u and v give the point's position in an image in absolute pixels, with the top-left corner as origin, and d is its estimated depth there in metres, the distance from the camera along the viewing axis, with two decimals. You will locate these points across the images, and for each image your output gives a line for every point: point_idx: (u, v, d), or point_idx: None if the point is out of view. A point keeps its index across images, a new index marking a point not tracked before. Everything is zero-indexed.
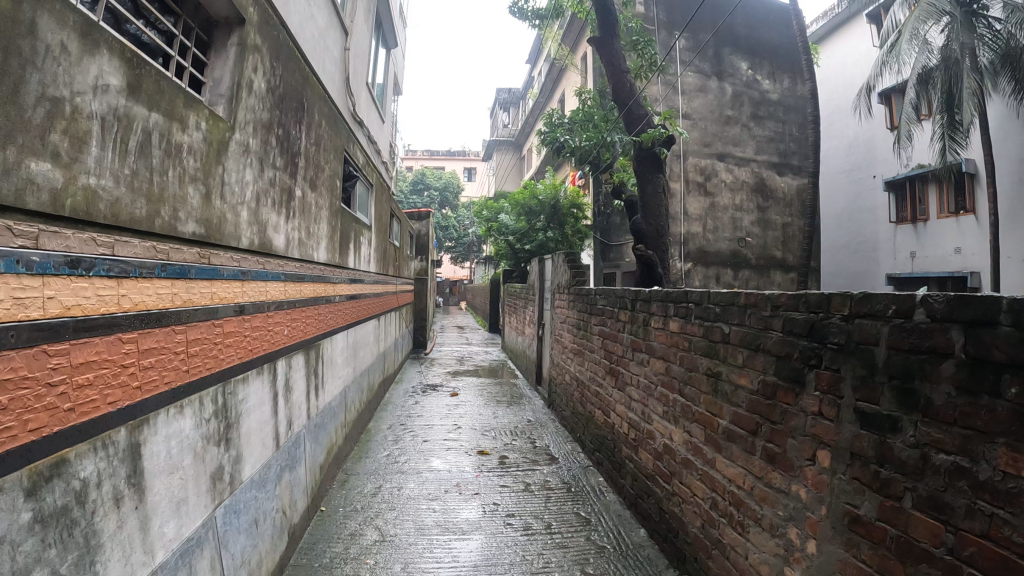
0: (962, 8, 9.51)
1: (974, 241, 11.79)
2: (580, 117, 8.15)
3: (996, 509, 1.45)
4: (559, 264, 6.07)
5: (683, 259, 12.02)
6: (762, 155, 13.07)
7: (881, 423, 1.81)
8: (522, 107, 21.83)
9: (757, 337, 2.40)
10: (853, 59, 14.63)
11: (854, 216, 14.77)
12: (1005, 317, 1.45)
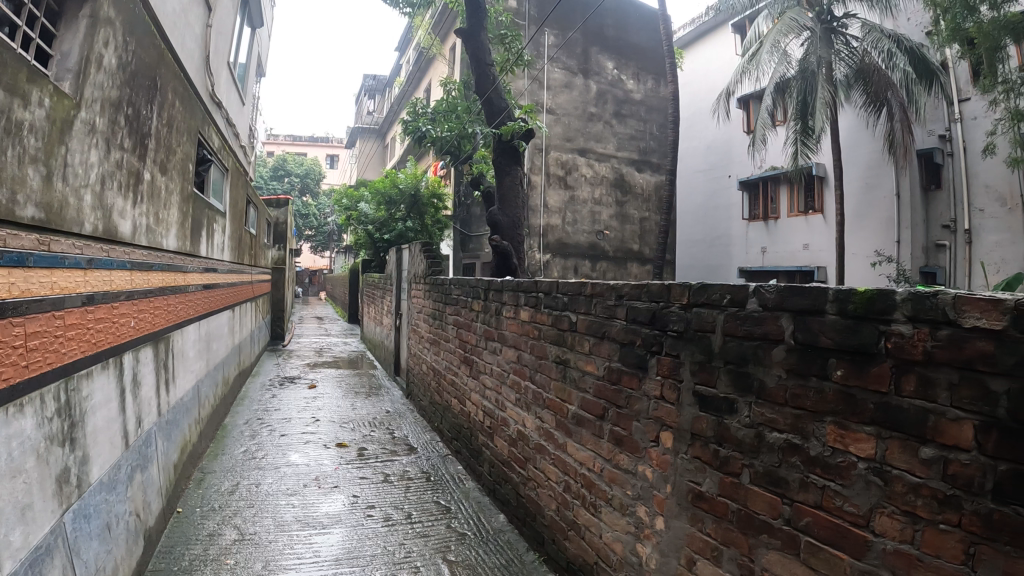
0: (823, 24, 10.09)
1: (821, 238, 12.71)
2: (443, 108, 8.06)
3: (828, 481, 1.56)
4: (416, 254, 6.00)
5: (542, 250, 12.24)
6: (622, 152, 13.51)
7: (718, 406, 1.89)
8: (388, 95, 21.47)
9: (603, 324, 2.46)
10: (716, 65, 15.36)
11: (709, 213, 15.49)
12: (830, 306, 1.55)
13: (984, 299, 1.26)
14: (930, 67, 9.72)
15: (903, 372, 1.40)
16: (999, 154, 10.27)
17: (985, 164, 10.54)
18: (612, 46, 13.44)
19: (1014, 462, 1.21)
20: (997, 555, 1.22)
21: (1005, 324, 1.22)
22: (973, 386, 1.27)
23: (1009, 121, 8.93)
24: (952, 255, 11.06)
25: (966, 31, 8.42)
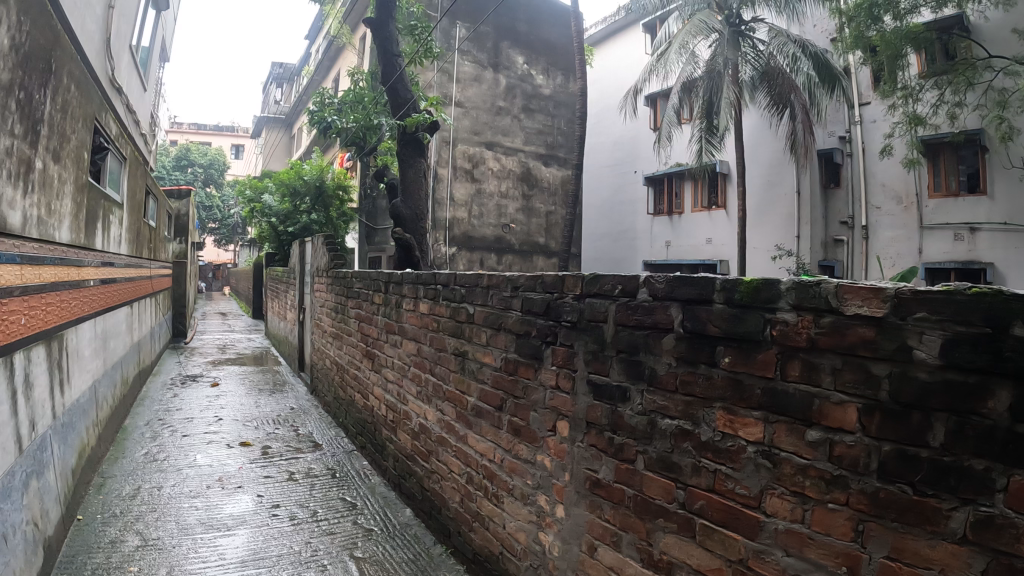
0: (730, 28, 10.31)
1: (723, 233, 13.15)
2: (350, 98, 7.89)
3: (719, 465, 1.60)
4: (319, 246, 5.87)
5: (448, 243, 12.21)
6: (530, 146, 13.60)
7: (611, 394, 1.92)
8: (296, 85, 20.95)
9: (499, 316, 2.46)
10: (625, 64, 15.66)
11: (614, 207, 15.81)
12: (717, 295, 1.60)
13: (865, 287, 1.32)
14: (833, 73, 10.14)
15: (788, 358, 1.45)
16: (897, 154, 10.87)
17: (883, 164, 11.11)
18: (524, 41, 13.50)
19: (897, 441, 1.27)
20: (884, 531, 1.28)
21: (885, 311, 1.28)
22: (856, 370, 1.33)
23: (906, 124, 9.43)
24: (849, 249, 11.64)
25: (869, 39, 8.75)
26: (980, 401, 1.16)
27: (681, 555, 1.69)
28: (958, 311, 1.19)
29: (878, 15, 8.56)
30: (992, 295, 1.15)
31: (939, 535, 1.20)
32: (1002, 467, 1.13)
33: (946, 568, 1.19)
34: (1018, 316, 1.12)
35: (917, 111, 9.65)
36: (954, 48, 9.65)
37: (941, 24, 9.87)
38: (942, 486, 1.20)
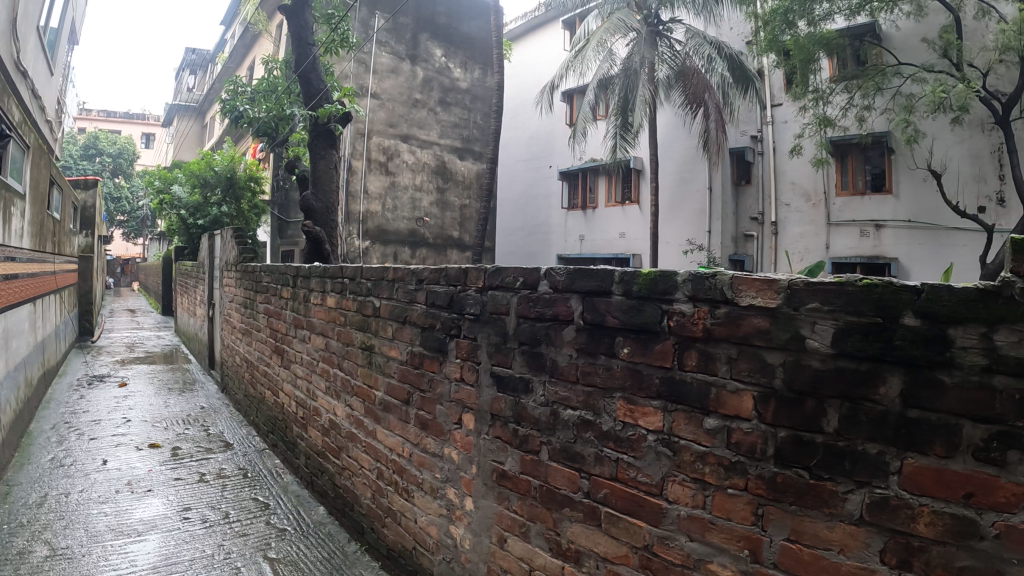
0: (648, 27, 10.49)
1: (636, 227, 13.40)
2: (264, 88, 7.57)
3: (621, 454, 1.61)
4: (228, 241, 5.73)
5: (360, 236, 12.05)
6: (446, 139, 13.53)
7: (515, 386, 1.92)
8: (210, 73, 20.31)
9: (404, 309, 2.44)
10: (543, 60, 15.77)
11: (528, 202, 15.88)
12: (616, 287, 1.62)
13: (758, 279, 1.35)
14: (746, 74, 10.58)
15: (685, 348, 1.48)
16: (806, 154, 11.29)
17: (793, 163, 11.53)
18: (443, 34, 13.43)
19: (793, 427, 1.31)
20: (784, 515, 1.31)
21: (778, 302, 1.32)
22: (751, 359, 1.36)
23: (816, 125, 9.78)
24: (759, 244, 12.03)
25: (783, 42, 9.05)
26: (872, 387, 1.20)
27: (588, 543, 1.70)
28: (849, 302, 1.23)
29: (792, 20, 8.84)
30: (881, 285, 1.20)
31: (837, 517, 1.24)
32: (895, 450, 1.18)
33: (845, 548, 1.23)
34: (907, 306, 1.17)
35: (827, 113, 10.04)
36: (867, 54, 10.14)
37: (854, 31, 10.24)
38: (838, 470, 1.24)
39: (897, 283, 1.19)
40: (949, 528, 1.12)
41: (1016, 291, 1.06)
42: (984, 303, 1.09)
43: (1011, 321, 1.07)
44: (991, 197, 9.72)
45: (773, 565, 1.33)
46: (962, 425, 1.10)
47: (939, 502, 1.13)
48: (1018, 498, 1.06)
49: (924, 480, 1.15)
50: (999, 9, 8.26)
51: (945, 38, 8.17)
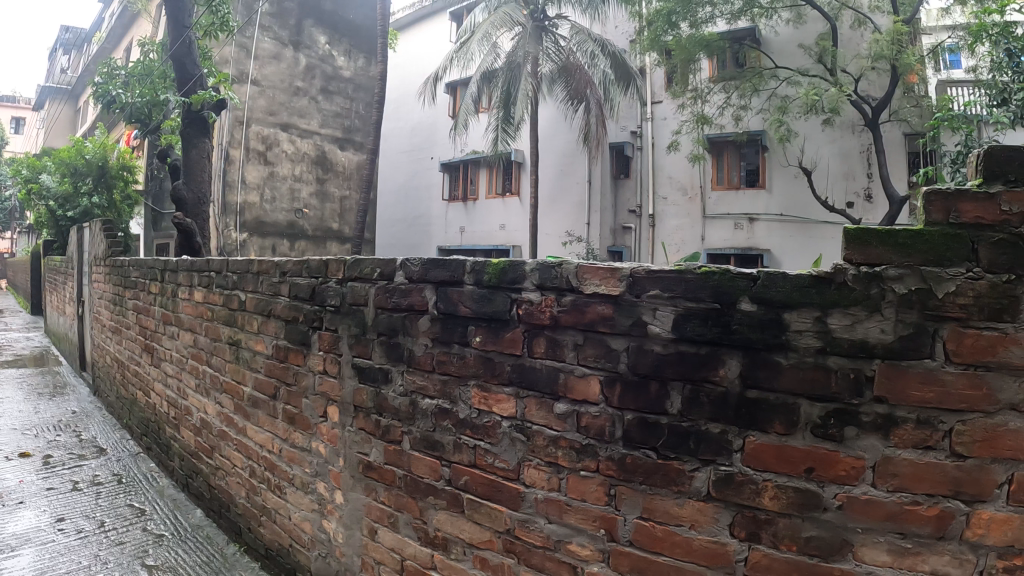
0: (534, 22, 10.26)
1: (517, 219, 13.08)
2: (138, 70, 6.82)
3: (478, 441, 1.58)
4: (96, 233, 5.44)
5: (239, 228, 10.30)
6: (326, 129, 11.76)
7: (374, 376, 1.87)
8: (85, 54, 19.16)
9: (268, 303, 2.35)
10: (427, 52, 14.94)
11: (409, 191, 15.20)
12: (468, 277, 1.59)
13: (602, 267, 1.34)
14: (627, 71, 10.64)
15: (534, 336, 1.46)
16: (683, 150, 11.52)
17: (671, 159, 11.72)
18: (327, 18, 11.72)
19: (638, 410, 1.31)
20: (634, 494, 1.31)
21: (620, 289, 1.32)
22: (596, 346, 1.36)
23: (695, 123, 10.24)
24: (637, 236, 12.15)
25: (665, 43, 9.21)
26: (711, 370, 1.23)
27: (454, 530, 1.66)
28: (688, 289, 1.25)
29: (675, 21, 9.01)
30: (718, 273, 1.23)
31: (685, 494, 1.25)
32: (737, 429, 1.21)
33: (695, 523, 1.25)
34: (743, 293, 1.20)
35: (705, 111, 10.50)
36: (745, 57, 10.48)
37: (735, 35, 10.39)
38: (682, 449, 1.26)
39: (733, 270, 1.22)
40: (792, 500, 1.17)
41: (847, 278, 1.13)
42: (817, 289, 1.15)
43: (843, 305, 1.13)
44: (859, 194, 10.14)
45: (627, 542, 1.32)
46: (800, 404, 1.16)
47: (781, 477, 1.17)
48: (858, 469, 1.12)
49: (766, 457, 1.19)
50: (872, 20, 8.76)
51: (822, 44, 8.49)
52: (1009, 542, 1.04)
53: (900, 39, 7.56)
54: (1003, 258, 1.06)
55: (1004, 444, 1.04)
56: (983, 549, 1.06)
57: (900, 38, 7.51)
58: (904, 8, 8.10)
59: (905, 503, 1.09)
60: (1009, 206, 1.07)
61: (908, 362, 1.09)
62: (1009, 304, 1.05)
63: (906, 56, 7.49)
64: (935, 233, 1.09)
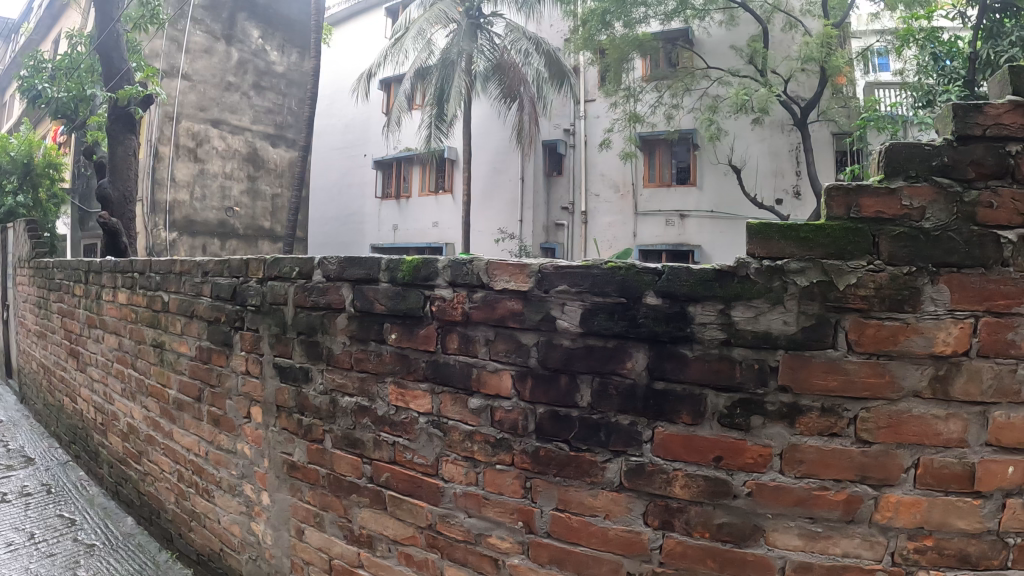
0: (469, 19, 9.63)
1: (451, 217, 11.78)
2: (65, 64, 6.62)
3: (397, 437, 1.56)
4: (20, 233, 5.24)
5: (168, 228, 9.91)
6: (258, 125, 11.45)
7: (295, 375, 1.83)
8: (11, 46, 18.43)
9: (190, 303, 2.30)
10: (362, 48, 13.51)
11: (342, 190, 13.63)
12: (383, 275, 1.57)
13: (512, 264, 1.35)
14: (562, 71, 10.04)
15: (447, 332, 1.45)
16: (614, 146, 10.99)
17: (603, 156, 11.18)
18: (261, 13, 11.40)
19: (549, 404, 1.33)
20: (550, 486, 1.33)
21: (530, 285, 1.33)
22: (507, 341, 1.37)
23: (625, 121, 10.05)
24: (570, 233, 11.55)
25: (598, 42, 9.22)
26: (619, 362, 1.26)
27: (377, 527, 1.64)
28: (595, 284, 1.27)
29: (609, 21, 9.02)
30: (624, 268, 1.26)
31: (598, 485, 1.28)
32: (647, 421, 1.24)
33: (609, 513, 1.28)
34: (648, 287, 1.23)
35: (636, 110, 10.29)
36: (678, 57, 10.41)
37: (668, 35, 10.22)
38: (594, 441, 1.28)
39: (638, 265, 1.25)
40: (703, 489, 1.21)
41: (750, 271, 1.18)
42: (721, 282, 1.19)
43: (747, 298, 1.18)
44: (788, 191, 9.94)
45: (545, 534, 1.34)
46: (706, 394, 1.20)
47: (691, 466, 1.21)
48: (764, 457, 1.18)
49: (676, 447, 1.22)
50: (803, 23, 8.98)
51: (753, 46, 8.63)
52: (917, 523, 1.12)
53: (829, 43, 7.72)
54: (903, 251, 1.13)
55: (909, 431, 1.12)
56: (893, 531, 1.13)
57: (829, 41, 7.68)
58: (833, 11, 8.34)
59: (813, 489, 1.15)
60: (910, 201, 1.15)
61: (811, 352, 1.15)
62: (909, 296, 1.12)
63: (834, 58, 7.64)
64: (836, 227, 1.15)
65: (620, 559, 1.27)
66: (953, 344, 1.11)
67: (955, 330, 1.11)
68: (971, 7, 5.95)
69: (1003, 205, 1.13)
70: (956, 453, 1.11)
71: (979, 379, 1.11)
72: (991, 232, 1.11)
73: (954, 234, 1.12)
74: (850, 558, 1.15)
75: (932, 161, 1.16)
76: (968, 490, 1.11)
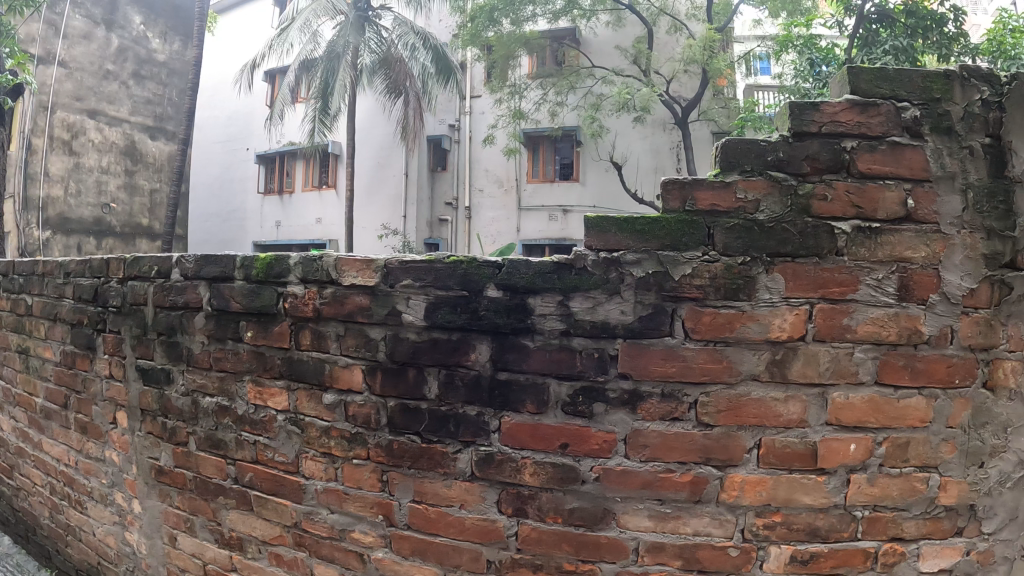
0: (357, 10, 9.33)
1: (334, 211, 11.26)
2: None
3: (258, 436, 1.54)
4: None
5: (42, 226, 9.05)
6: (136, 116, 10.40)
7: (158, 377, 1.80)
8: None
9: (53, 306, 2.22)
10: (245, 38, 12.67)
11: (223, 185, 12.62)
12: (238, 273, 1.54)
13: (358, 259, 1.35)
14: (449, 66, 9.72)
15: (300, 328, 1.44)
16: (499, 142, 10.80)
17: (487, 151, 10.99)
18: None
19: (399, 397, 1.33)
20: (405, 478, 1.34)
21: (376, 280, 1.33)
22: (356, 336, 1.37)
23: (509, 118, 9.59)
24: (454, 229, 11.29)
25: (485, 39, 8.96)
26: (463, 355, 1.28)
27: (246, 529, 1.60)
28: (438, 278, 1.29)
29: (496, 18, 8.78)
30: (465, 261, 1.28)
31: (451, 475, 1.30)
32: (493, 411, 1.27)
33: (464, 503, 1.29)
34: (489, 280, 1.26)
35: (520, 106, 9.78)
36: (564, 55, 10.27)
37: (556, 33, 10.15)
38: (443, 432, 1.30)
39: (478, 258, 1.28)
40: (551, 475, 1.24)
41: (586, 264, 1.21)
42: (559, 275, 1.23)
43: (584, 289, 1.21)
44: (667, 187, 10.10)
45: (405, 526, 1.35)
46: (549, 383, 1.24)
47: (539, 453, 1.24)
48: (609, 443, 1.21)
49: (523, 436, 1.25)
50: (687, 26, 8.98)
51: (637, 46, 8.74)
52: (764, 501, 1.19)
53: (711, 45, 7.92)
54: (736, 242, 1.18)
55: (749, 413, 1.18)
56: (741, 509, 1.20)
57: (711, 44, 7.91)
58: (717, 16, 8.64)
59: (658, 472, 1.20)
60: (745, 194, 1.20)
61: (649, 341, 1.19)
62: (744, 284, 1.17)
63: (715, 61, 7.90)
64: (671, 219, 1.20)
65: (479, 548, 1.29)
66: (788, 330, 1.17)
67: (790, 316, 1.17)
68: (849, 16, 6.31)
69: (837, 197, 1.20)
70: (796, 433, 1.19)
71: (816, 362, 1.18)
72: (824, 223, 1.19)
73: (787, 225, 1.19)
74: (701, 536, 1.20)
75: (768, 156, 1.22)
76: (812, 467, 1.19)
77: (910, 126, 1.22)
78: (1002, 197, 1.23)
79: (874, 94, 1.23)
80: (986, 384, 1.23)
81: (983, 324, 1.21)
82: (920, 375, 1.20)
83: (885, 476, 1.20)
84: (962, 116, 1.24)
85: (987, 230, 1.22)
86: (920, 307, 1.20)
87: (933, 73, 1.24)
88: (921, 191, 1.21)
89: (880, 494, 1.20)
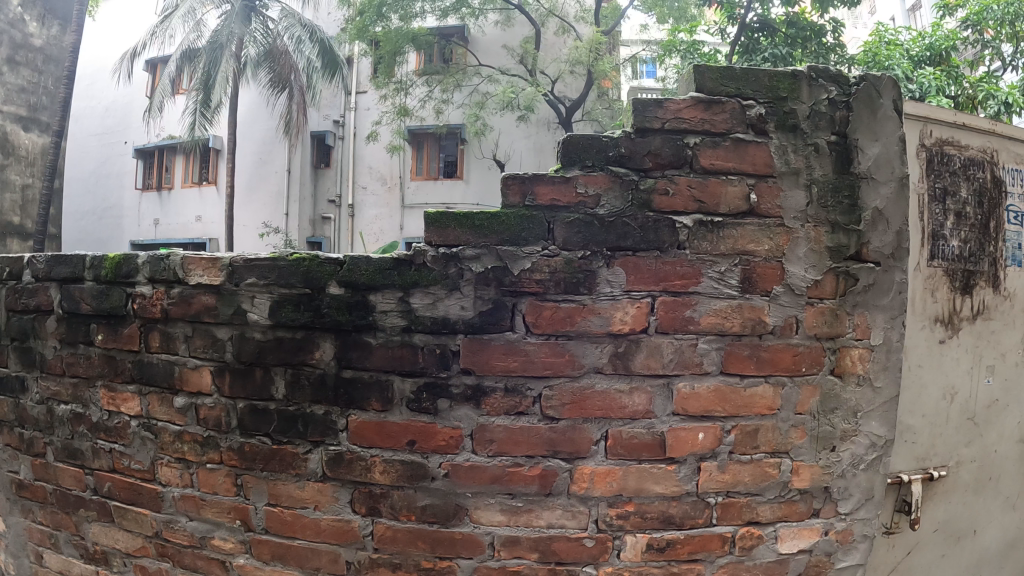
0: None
1: (214, 210, 10.96)
2: None
3: (113, 444, 1.49)
4: None
5: None
6: (6, 105, 8.09)
7: (12, 386, 1.71)
8: None
9: None
10: None
11: (99, 180, 12.10)
12: (87, 273, 1.49)
13: (205, 257, 1.32)
14: (336, 60, 9.60)
15: (149, 330, 1.40)
16: (382, 139, 10.74)
17: (370, 148, 10.89)
18: None
19: (248, 398, 1.31)
20: (259, 482, 1.31)
21: (221, 279, 1.30)
22: (203, 336, 1.34)
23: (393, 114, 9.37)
24: (336, 226, 11.08)
25: (372, 34, 8.78)
26: (308, 353, 1.27)
27: (110, 541, 1.54)
28: (281, 276, 1.27)
29: (384, 13, 8.66)
30: (307, 259, 1.26)
31: (303, 476, 1.28)
32: (340, 409, 1.26)
33: (318, 504, 1.28)
34: (330, 277, 1.25)
35: (405, 103, 9.67)
36: (451, 53, 10.24)
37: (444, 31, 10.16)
38: (293, 432, 1.28)
39: (321, 256, 1.27)
40: (401, 473, 1.24)
41: (426, 259, 1.22)
42: (398, 271, 1.23)
43: (423, 286, 1.22)
44: None
45: (263, 530, 1.32)
46: (393, 380, 1.24)
47: (387, 451, 1.24)
48: (456, 439, 1.22)
49: (370, 434, 1.25)
50: (575, 28, 9.07)
51: (524, 47, 8.83)
52: (615, 491, 1.21)
53: (596, 48, 8.09)
54: (577, 236, 1.21)
55: (594, 406, 1.20)
56: (594, 501, 1.22)
57: (597, 46, 8.04)
58: (605, 20, 8.88)
59: (506, 466, 1.21)
60: (585, 188, 1.22)
61: (490, 336, 1.20)
62: (585, 278, 1.20)
63: (601, 63, 8.07)
64: (512, 215, 1.21)
65: (337, 549, 1.27)
66: (630, 323, 1.20)
67: (631, 309, 1.20)
68: (731, 25, 6.57)
69: (679, 192, 1.23)
70: (643, 424, 1.21)
71: (659, 354, 1.21)
72: (666, 218, 1.22)
73: (629, 220, 1.21)
74: (556, 529, 1.22)
75: (608, 152, 1.24)
76: (661, 457, 1.22)
77: (755, 123, 1.27)
78: (847, 192, 1.30)
79: (720, 92, 1.27)
80: (834, 371, 1.30)
81: (828, 314, 1.28)
82: (764, 365, 1.25)
83: (736, 463, 1.24)
84: (808, 114, 1.30)
85: (831, 224, 1.29)
86: (764, 299, 1.24)
87: (780, 72, 1.29)
88: (766, 186, 1.26)
89: (732, 480, 1.24)
